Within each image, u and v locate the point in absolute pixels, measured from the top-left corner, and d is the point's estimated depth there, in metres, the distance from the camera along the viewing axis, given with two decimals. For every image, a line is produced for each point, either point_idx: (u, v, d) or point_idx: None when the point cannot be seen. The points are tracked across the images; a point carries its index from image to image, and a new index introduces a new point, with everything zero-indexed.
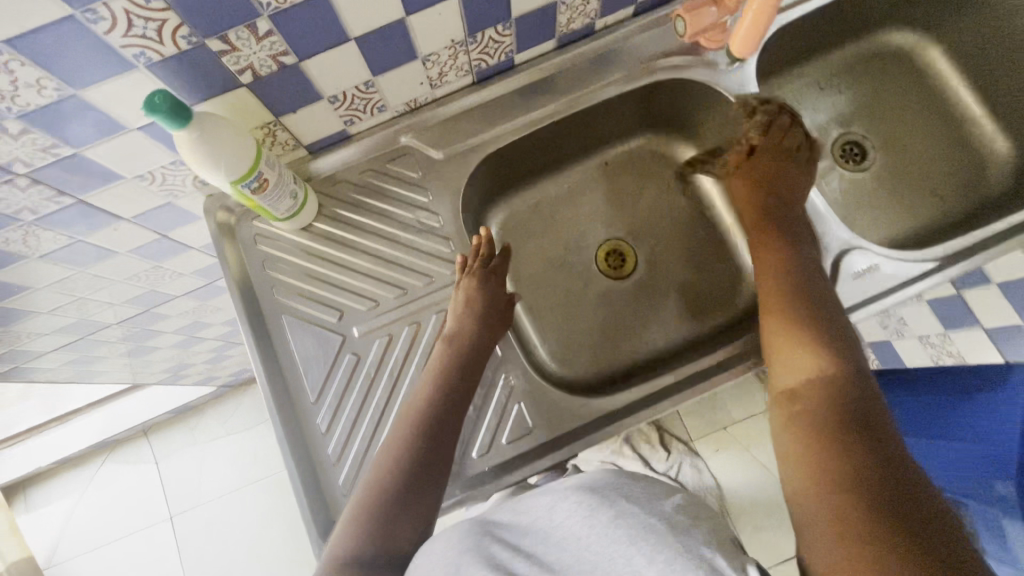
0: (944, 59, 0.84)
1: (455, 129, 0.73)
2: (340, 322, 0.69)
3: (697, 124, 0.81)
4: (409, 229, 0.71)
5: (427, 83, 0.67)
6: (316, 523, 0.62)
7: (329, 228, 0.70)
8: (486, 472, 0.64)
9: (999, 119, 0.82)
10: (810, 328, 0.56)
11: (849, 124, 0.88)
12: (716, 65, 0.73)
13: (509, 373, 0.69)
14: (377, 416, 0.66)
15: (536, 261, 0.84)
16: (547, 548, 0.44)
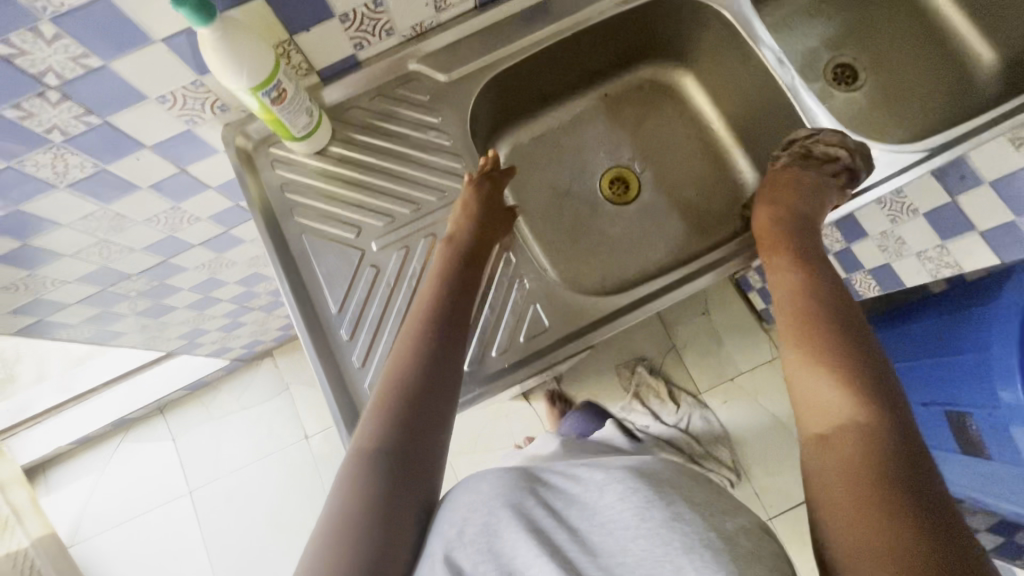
0: None
1: (459, 56, 0.77)
2: (359, 238, 0.72)
3: (691, 48, 0.86)
4: (422, 148, 0.75)
5: (433, 6, 0.70)
6: (346, 420, 0.65)
7: (344, 150, 0.74)
8: (506, 368, 0.66)
9: (986, 28, 0.83)
10: (842, 368, 0.56)
11: (839, 49, 0.90)
12: None
13: (524, 277, 0.71)
14: (399, 322, 0.69)
15: (543, 192, 0.89)
16: (589, 524, 0.47)
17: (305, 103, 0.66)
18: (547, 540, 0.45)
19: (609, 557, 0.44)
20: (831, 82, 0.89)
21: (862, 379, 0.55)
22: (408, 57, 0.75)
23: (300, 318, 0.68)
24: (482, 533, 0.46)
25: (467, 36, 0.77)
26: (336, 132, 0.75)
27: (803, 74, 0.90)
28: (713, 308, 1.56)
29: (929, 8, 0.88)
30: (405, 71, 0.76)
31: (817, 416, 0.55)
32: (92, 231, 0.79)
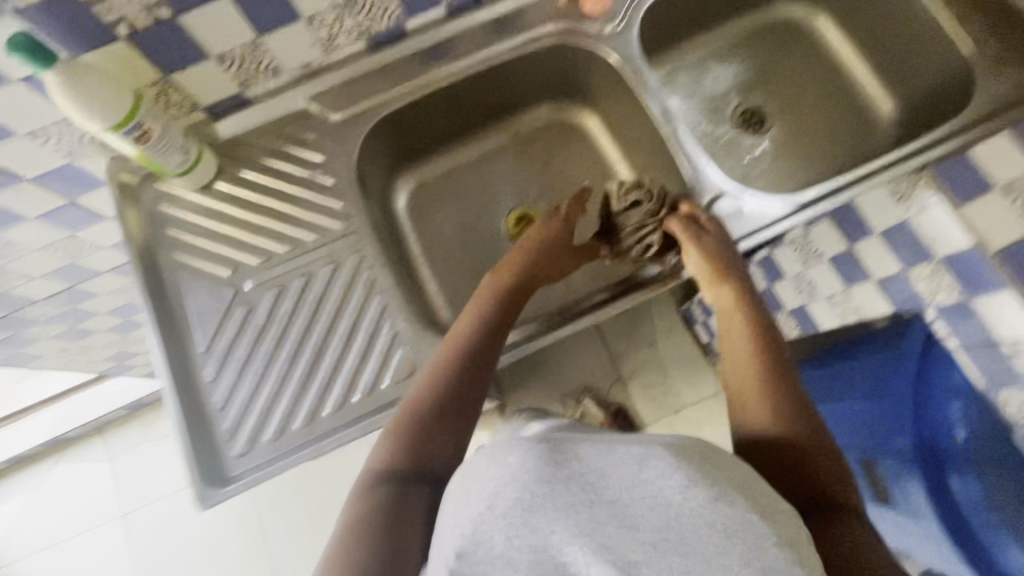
0: (830, 28, 0.94)
1: (348, 94, 0.77)
2: (234, 275, 0.71)
3: (590, 81, 0.86)
4: (304, 185, 0.74)
5: (319, 48, 0.72)
6: (196, 476, 0.63)
7: (229, 188, 0.74)
8: (356, 416, 0.66)
9: (884, 79, 0.90)
10: (753, 321, 0.64)
11: (748, 93, 0.96)
12: (602, 30, 0.79)
13: (395, 319, 0.69)
14: (261, 366, 0.68)
15: (446, 225, 0.90)
16: (622, 494, 0.37)
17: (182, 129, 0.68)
18: (588, 523, 0.36)
19: (648, 529, 0.35)
20: (741, 126, 0.95)
21: (769, 330, 0.63)
22: (302, 93, 0.76)
23: (161, 357, 0.66)
24: (513, 519, 0.36)
25: (361, 75, 0.78)
26: (222, 163, 0.75)
27: (712, 116, 0.96)
28: (660, 339, 1.65)
29: (834, 56, 0.94)
30: (301, 108, 0.77)
31: (740, 357, 0.61)
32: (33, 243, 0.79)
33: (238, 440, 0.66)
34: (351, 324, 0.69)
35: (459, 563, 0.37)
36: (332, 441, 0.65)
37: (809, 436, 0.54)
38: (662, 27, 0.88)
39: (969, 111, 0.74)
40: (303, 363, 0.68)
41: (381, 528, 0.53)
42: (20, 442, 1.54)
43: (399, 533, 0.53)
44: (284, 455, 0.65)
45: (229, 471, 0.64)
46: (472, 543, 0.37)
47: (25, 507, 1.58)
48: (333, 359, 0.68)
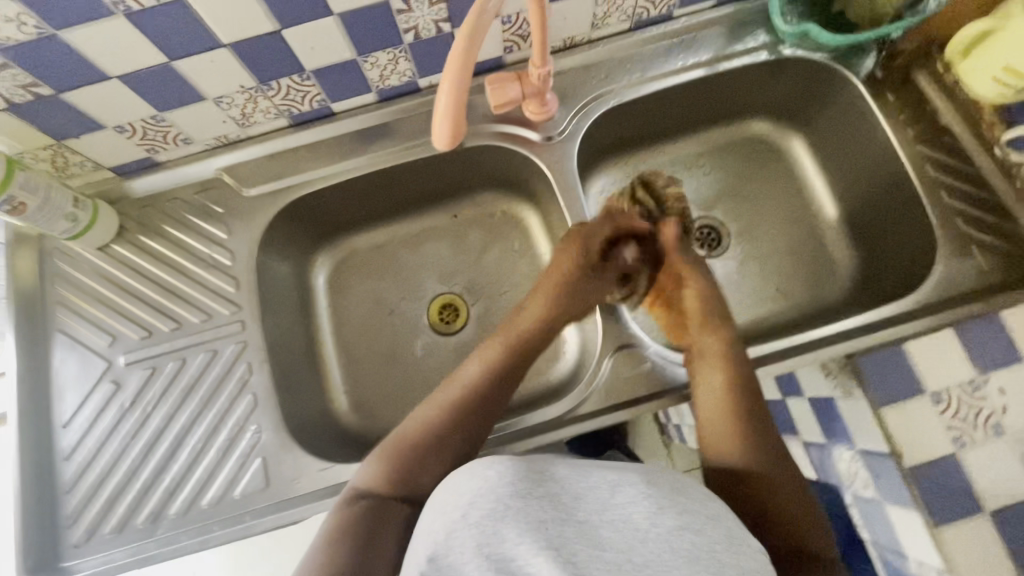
0: (805, 150, 0.86)
1: (264, 169, 0.74)
2: (109, 348, 0.68)
3: (530, 181, 0.81)
4: (200, 262, 0.71)
5: (233, 122, 0.69)
6: (28, 556, 0.61)
7: (126, 251, 0.71)
8: (198, 525, 0.63)
9: (851, 221, 0.82)
10: (733, 361, 0.61)
11: (709, 209, 0.89)
12: (546, 135, 0.74)
13: (260, 424, 0.66)
14: (118, 450, 0.65)
15: (365, 304, 0.86)
16: (595, 519, 0.41)
17: (71, 194, 0.65)
18: (556, 540, 0.39)
19: (614, 551, 0.39)
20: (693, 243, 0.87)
21: (750, 372, 0.61)
22: (215, 162, 0.73)
23: (16, 426, 0.64)
24: (487, 530, 0.41)
25: (282, 150, 0.74)
26: (123, 224, 0.72)
27: None
28: None
29: (806, 185, 0.86)
30: (213, 176, 0.73)
31: (715, 402, 0.59)
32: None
33: (80, 528, 0.63)
34: (215, 422, 0.66)
35: (428, 566, 0.41)
36: (169, 547, 0.62)
37: (781, 496, 0.55)
38: (615, 132, 0.82)
39: (923, 292, 0.66)
40: (160, 455, 0.65)
41: (364, 535, 0.54)
42: None
43: (378, 544, 0.54)
44: (120, 553, 0.62)
45: (63, 561, 0.62)
46: (448, 548, 0.41)
47: None
48: (189, 456, 0.65)
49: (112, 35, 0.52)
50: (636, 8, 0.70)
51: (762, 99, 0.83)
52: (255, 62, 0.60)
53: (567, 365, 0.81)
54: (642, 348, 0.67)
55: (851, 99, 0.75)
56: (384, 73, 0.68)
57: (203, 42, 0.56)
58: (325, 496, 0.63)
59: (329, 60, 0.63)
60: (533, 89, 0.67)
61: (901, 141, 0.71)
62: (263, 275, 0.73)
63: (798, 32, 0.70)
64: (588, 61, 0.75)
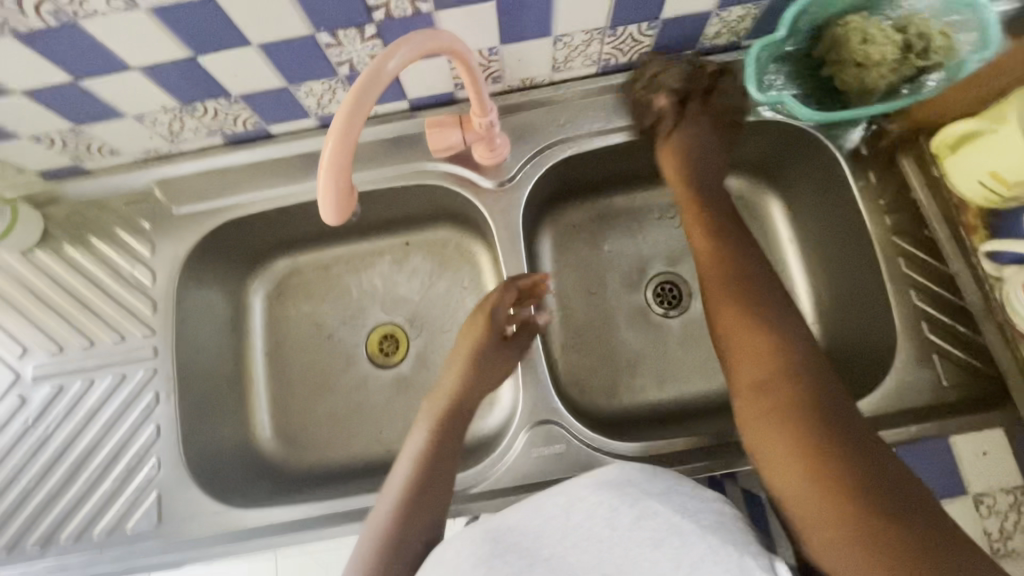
0: (782, 214, 0.79)
1: (198, 187, 0.70)
2: (19, 360, 0.66)
3: (481, 221, 0.77)
4: (120, 279, 0.69)
5: (162, 138, 0.65)
6: None
7: (47, 259, 0.69)
8: (84, 556, 0.61)
9: (822, 298, 0.76)
10: (756, 304, 0.57)
11: (674, 264, 0.84)
12: (494, 181, 0.70)
13: (162, 455, 0.64)
14: (17, 466, 0.64)
15: (304, 326, 0.83)
16: (561, 550, 0.44)
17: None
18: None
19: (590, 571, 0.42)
20: (652, 299, 0.83)
21: (784, 324, 0.55)
22: (147, 174, 0.70)
23: None
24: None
25: (218, 168, 0.70)
26: (48, 229, 0.70)
27: (626, 279, 0.84)
28: None
29: (779, 250, 0.79)
30: (144, 189, 0.70)
31: (748, 374, 0.54)
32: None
33: None
34: (115, 450, 0.64)
35: None
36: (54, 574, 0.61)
37: (851, 467, 0.46)
38: (577, 176, 0.77)
39: (876, 396, 0.61)
40: (58, 477, 0.64)
41: None
42: None
43: None
44: None
45: None
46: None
47: None
48: (85, 482, 0.63)
49: (8, 54, 0.49)
50: (602, 54, 0.64)
51: (740, 155, 0.77)
52: (173, 84, 0.56)
53: (498, 418, 0.77)
54: (555, 424, 0.64)
55: (832, 172, 0.68)
56: (322, 101, 0.63)
57: (110, 64, 0.52)
58: (215, 542, 0.61)
59: (258, 87, 0.59)
60: (476, 135, 0.62)
61: (877, 226, 0.65)
62: (186, 296, 0.70)
63: (772, 100, 0.61)
64: (551, 102, 0.69)
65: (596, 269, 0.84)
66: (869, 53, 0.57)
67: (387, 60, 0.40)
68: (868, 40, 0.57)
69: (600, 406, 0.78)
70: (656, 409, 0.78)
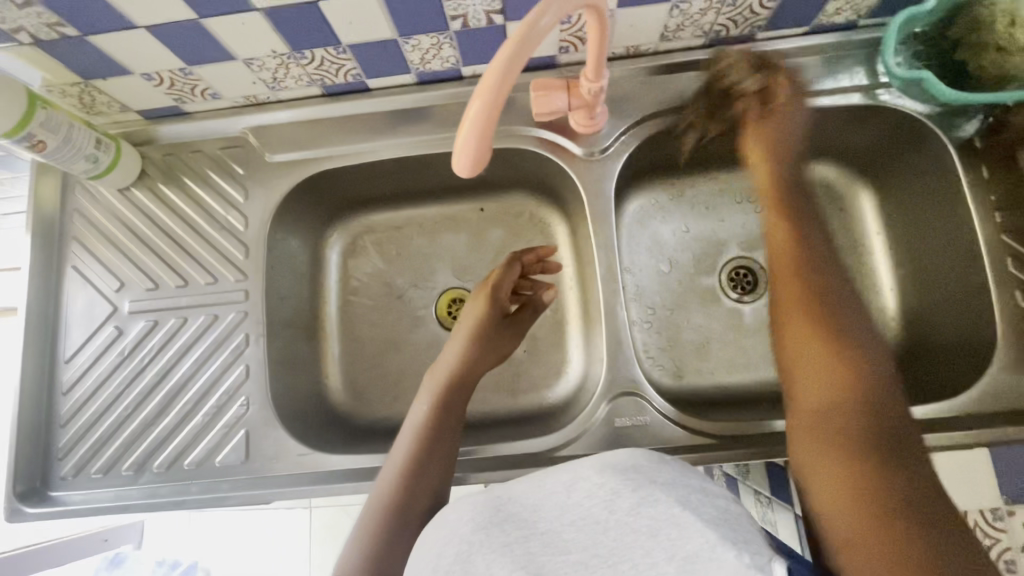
0: (873, 206, 0.78)
1: (290, 138, 0.71)
2: (118, 294, 0.69)
3: (564, 190, 0.76)
4: (214, 222, 0.70)
5: (263, 84, 0.66)
6: (19, 481, 0.64)
7: (144, 197, 0.71)
8: (174, 484, 0.64)
9: (906, 294, 0.75)
10: (842, 319, 0.50)
11: (752, 249, 0.83)
12: (586, 151, 0.69)
13: (249, 397, 0.66)
14: (114, 395, 0.67)
15: (374, 283, 0.84)
16: (557, 526, 0.41)
17: (94, 133, 0.64)
18: (522, 556, 0.39)
19: (581, 553, 0.39)
20: (727, 283, 0.83)
21: (863, 353, 0.48)
22: (243, 120, 0.70)
23: (23, 357, 0.66)
24: (453, 570, 0.39)
25: (312, 119, 0.71)
26: (145, 168, 0.71)
27: (699, 261, 0.83)
28: None
29: (867, 244, 0.78)
30: (238, 135, 0.71)
31: (808, 399, 0.47)
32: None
33: (69, 463, 0.65)
34: (205, 387, 0.66)
35: None
36: (145, 498, 0.64)
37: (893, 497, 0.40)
38: (663, 154, 0.76)
39: (962, 397, 0.61)
40: (151, 408, 0.66)
41: None
42: None
43: None
44: (102, 494, 0.64)
45: (50, 491, 0.65)
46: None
47: None
48: (177, 415, 0.66)
49: None
50: (714, 25, 0.62)
51: (838, 142, 0.75)
52: (290, 29, 0.56)
53: (566, 389, 0.77)
54: (632, 396, 0.65)
55: (936, 164, 0.67)
56: (426, 57, 0.63)
57: (236, 3, 0.52)
58: (300, 481, 0.63)
59: (369, 38, 0.59)
60: (580, 101, 0.61)
61: (983, 221, 0.64)
62: (274, 244, 0.72)
63: (910, 78, 0.60)
64: (650, 73, 0.68)
65: (671, 249, 0.83)
66: (1015, 38, 0.56)
67: (543, 15, 0.39)
68: (1018, 23, 0.55)
69: (666, 386, 0.78)
70: (722, 391, 0.78)
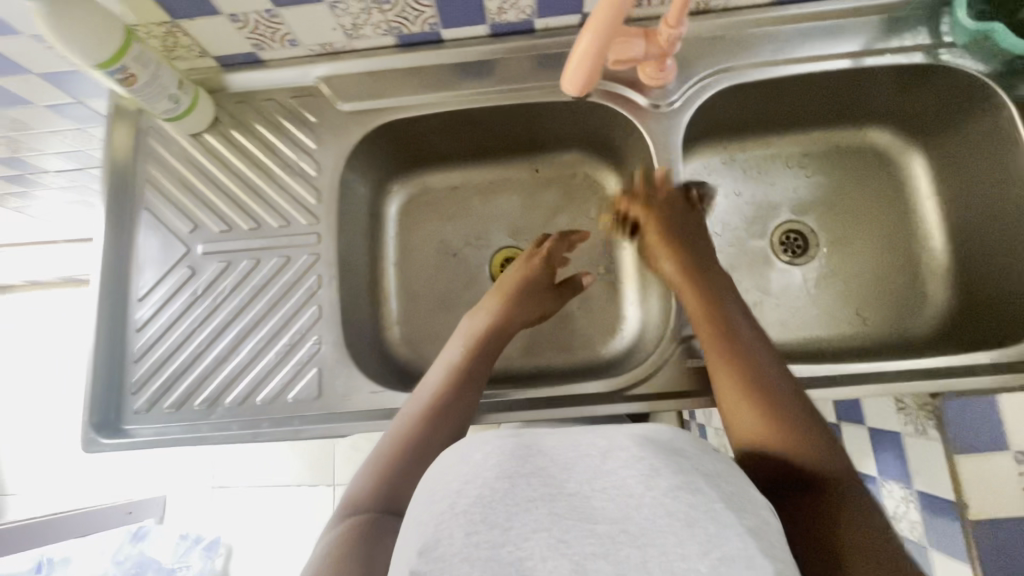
0: (924, 171, 0.79)
1: (361, 89, 0.73)
2: (191, 235, 0.70)
3: (623, 149, 0.79)
4: (286, 168, 0.71)
5: (342, 32, 0.67)
6: (93, 412, 0.65)
7: (217, 143, 0.72)
8: (246, 419, 0.65)
9: (956, 257, 0.77)
10: (743, 332, 0.58)
11: (803, 214, 0.84)
12: (653, 105, 0.71)
13: (321, 337, 0.67)
14: (186, 332, 0.68)
15: (428, 241, 0.85)
16: (586, 490, 0.35)
17: (177, 75, 0.65)
18: (547, 518, 0.33)
19: (609, 524, 0.33)
20: (778, 246, 0.83)
21: (762, 359, 0.55)
22: (316, 70, 0.72)
23: (98, 293, 0.67)
24: (474, 515, 0.34)
25: (383, 71, 0.73)
26: (218, 115, 0.73)
27: (751, 225, 0.84)
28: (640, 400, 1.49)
29: (917, 209, 0.80)
30: (310, 84, 0.73)
31: (733, 409, 0.53)
32: (19, 113, 0.80)
33: (142, 397, 0.66)
34: (276, 327, 0.68)
35: (416, 561, 0.33)
36: (216, 432, 0.65)
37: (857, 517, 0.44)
38: (720, 115, 0.78)
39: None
40: (223, 346, 0.67)
41: (357, 550, 0.49)
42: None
43: (374, 550, 0.50)
44: (173, 428, 0.65)
45: (123, 424, 0.66)
46: (432, 540, 0.33)
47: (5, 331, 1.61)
48: (248, 354, 0.67)
49: None
50: None
51: (892, 106, 0.77)
52: None
53: (621, 344, 0.79)
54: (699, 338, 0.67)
55: (991, 125, 0.69)
56: (504, 7, 0.65)
57: None
58: (370, 417, 0.64)
59: None
60: (654, 53, 0.63)
61: None
62: (343, 193, 0.73)
63: (980, 30, 0.63)
64: (716, 31, 0.71)
65: (722, 212, 0.85)
66: None
67: None
68: None
69: None
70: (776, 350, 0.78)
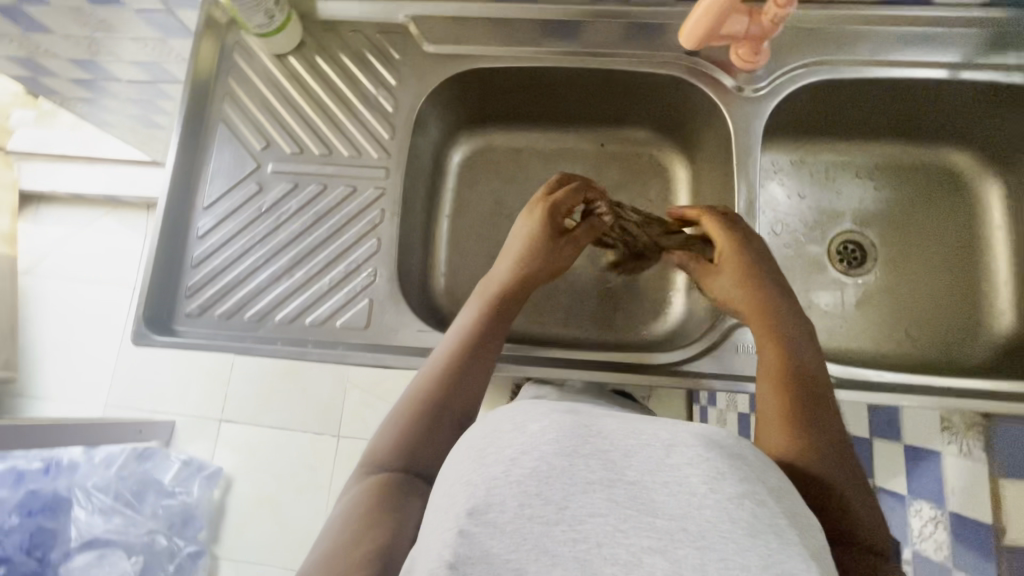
0: (1000, 197, 0.78)
1: (450, 33, 0.73)
2: (263, 153, 0.71)
3: (698, 132, 0.77)
4: (365, 100, 0.72)
5: None
6: (147, 308, 0.66)
7: (299, 66, 0.73)
8: (293, 337, 0.66)
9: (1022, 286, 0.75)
10: (792, 337, 0.57)
11: (865, 226, 0.82)
12: (738, 89, 0.70)
13: (377, 269, 0.68)
14: (245, 246, 0.69)
15: (485, 198, 0.85)
16: (646, 478, 0.32)
17: None
18: (605, 503, 0.31)
19: (669, 520, 0.31)
20: (835, 254, 0.82)
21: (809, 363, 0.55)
22: (407, 8, 0.73)
23: (167, 195, 0.68)
24: (529, 487, 0.32)
25: (474, 18, 0.73)
26: (304, 40, 0.73)
27: (812, 229, 0.83)
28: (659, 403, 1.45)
29: (987, 235, 0.78)
30: (399, 22, 0.73)
31: (775, 411, 0.52)
32: (109, 13, 0.82)
33: (195, 301, 0.68)
34: (335, 253, 0.68)
35: (466, 521, 0.31)
36: (257, 344, 0.65)
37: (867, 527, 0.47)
38: (802, 112, 0.76)
39: None
40: (280, 264, 0.68)
41: (383, 507, 0.50)
42: (50, 180, 1.57)
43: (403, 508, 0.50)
44: (221, 337, 0.66)
45: (174, 324, 0.67)
46: (483, 503, 0.32)
47: (45, 239, 1.64)
48: (303, 274, 0.68)
49: None
50: None
51: (978, 127, 0.75)
52: None
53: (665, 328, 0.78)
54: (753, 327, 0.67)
55: None
56: None
57: None
58: (414, 354, 0.65)
59: None
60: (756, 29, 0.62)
61: None
62: (416, 134, 0.74)
63: None
64: (814, 23, 0.70)
65: (785, 212, 0.83)
66: None
67: None
68: None
69: None
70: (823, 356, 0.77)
